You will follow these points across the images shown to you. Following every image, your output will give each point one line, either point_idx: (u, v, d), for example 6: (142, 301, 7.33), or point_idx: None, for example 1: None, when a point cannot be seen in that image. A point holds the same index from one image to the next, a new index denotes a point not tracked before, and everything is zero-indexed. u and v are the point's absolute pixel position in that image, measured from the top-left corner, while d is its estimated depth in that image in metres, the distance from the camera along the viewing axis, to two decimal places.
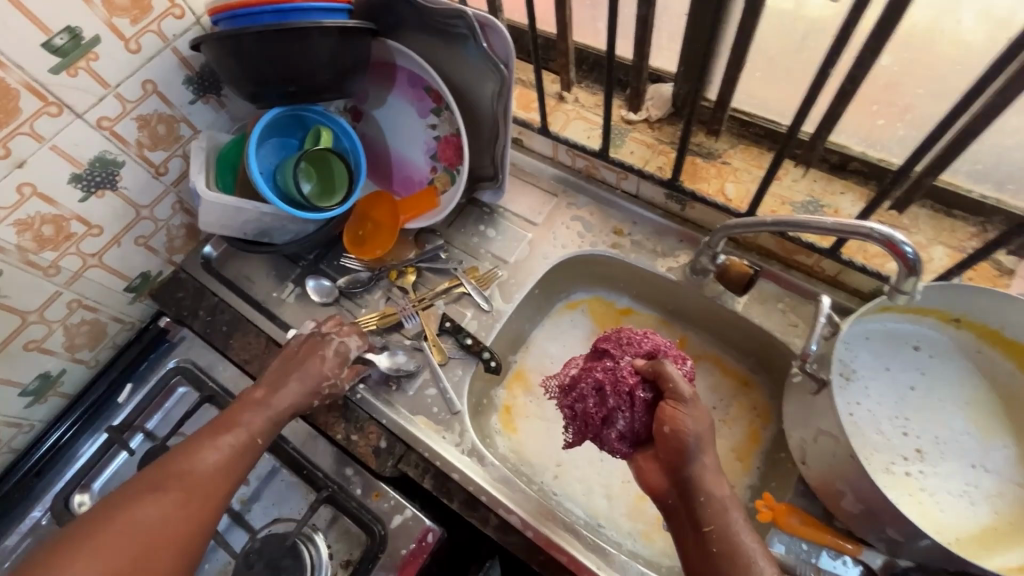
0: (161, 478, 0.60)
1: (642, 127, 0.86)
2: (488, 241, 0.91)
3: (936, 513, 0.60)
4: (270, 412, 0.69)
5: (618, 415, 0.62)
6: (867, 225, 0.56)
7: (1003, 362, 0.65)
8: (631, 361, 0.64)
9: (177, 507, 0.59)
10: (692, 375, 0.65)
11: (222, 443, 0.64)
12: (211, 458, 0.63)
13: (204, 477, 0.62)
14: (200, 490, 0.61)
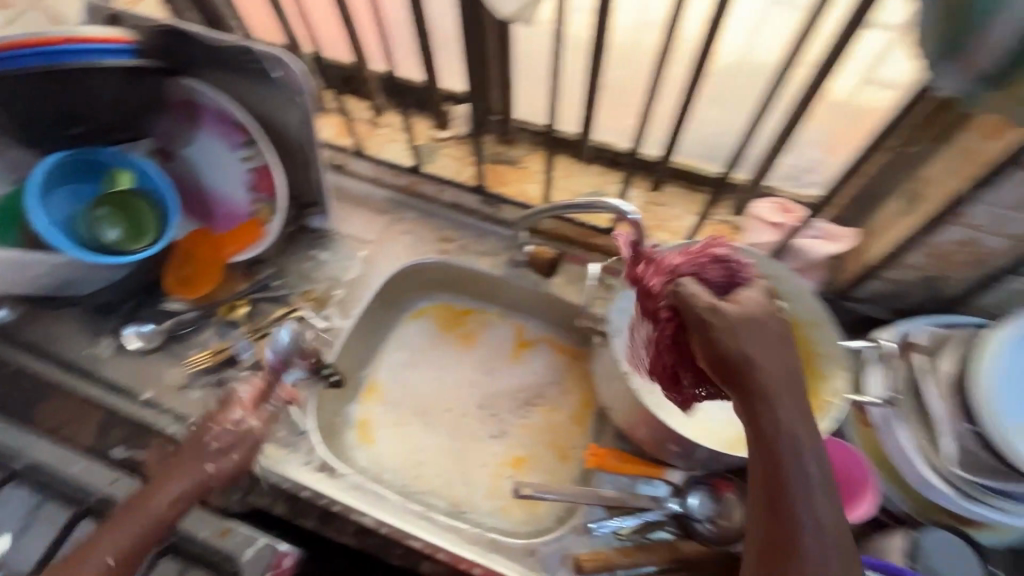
0: (111, 536, 0.65)
1: (452, 143, 0.97)
2: (322, 264, 0.93)
3: (708, 425, 0.74)
4: (208, 465, 0.72)
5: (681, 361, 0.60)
6: (606, 202, 0.70)
7: None
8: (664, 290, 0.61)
9: (127, 557, 0.65)
10: (718, 265, 0.60)
11: (170, 493, 0.69)
12: (162, 508, 0.68)
13: (154, 529, 0.67)
14: (148, 541, 0.67)
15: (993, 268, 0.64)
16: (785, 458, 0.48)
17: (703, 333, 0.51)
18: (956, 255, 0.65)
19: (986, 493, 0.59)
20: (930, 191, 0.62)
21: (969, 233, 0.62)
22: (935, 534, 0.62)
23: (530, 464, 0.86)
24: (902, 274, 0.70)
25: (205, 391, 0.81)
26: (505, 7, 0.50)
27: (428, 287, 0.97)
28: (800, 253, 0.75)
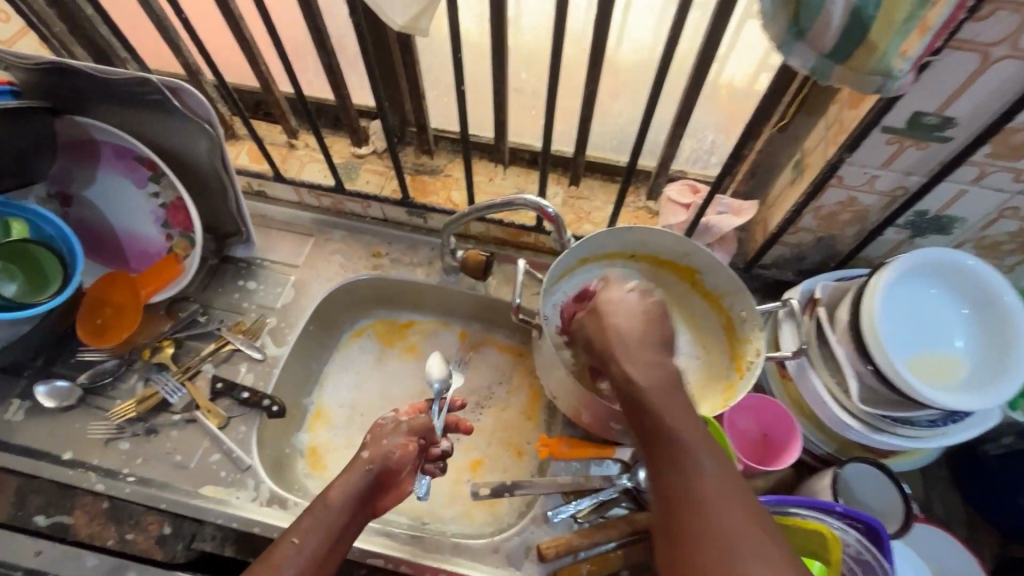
0: (301, 522, 0.57)
1: (372, 158, 0.95)
2: (251, 294, 0.90)
3: None
4: (364, 455, 0.64)
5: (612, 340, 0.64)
6: (521, 198, 0.72)
7: (670, 277, 0.84)
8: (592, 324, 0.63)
9: (327, 537, 0.57)
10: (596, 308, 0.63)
11: (347, 477, 0.61)
12: (345, 492, 0.60)
13: (348, 509, 0.60)
14: (342, 525, 0.59)
15: (873, 223, 0.71)
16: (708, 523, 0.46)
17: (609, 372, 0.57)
18: (840, 215, 0.71)
19: (888, 422, 0.64)
20: (811, 160, 0.69)
21: (850, 193, 0.68)
22: (856, 467, 0.67)
23: (487, 466, 0.86)
24: (799, 239, 0.77)
25: (134, 441, 0.77)
26: (398, 17, 0.50)
27: (365, 304, 0.96)
28: (712, 228, 0.81)
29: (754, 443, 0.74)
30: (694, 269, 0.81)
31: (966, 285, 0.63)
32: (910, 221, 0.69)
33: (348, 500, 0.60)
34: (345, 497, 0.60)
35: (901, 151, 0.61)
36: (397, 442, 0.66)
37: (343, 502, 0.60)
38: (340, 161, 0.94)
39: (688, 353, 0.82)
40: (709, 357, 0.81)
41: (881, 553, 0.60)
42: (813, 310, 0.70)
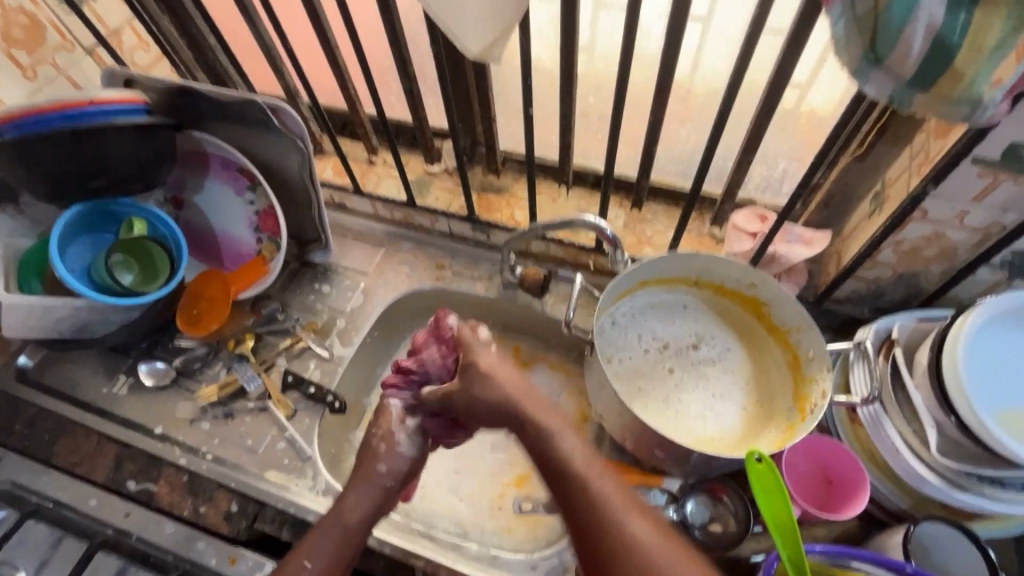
0: (312, 546, 0.62)
1: (442, 176, 1.00)
2: (324, 297, 0.97)
3: (697, 432, 0.76)
4: (379, 468, 0.70)
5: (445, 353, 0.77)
6: (581, 217, 0.72)
7: (738, 306, 0.82)
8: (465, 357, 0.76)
9: (336, 555, 0.62)
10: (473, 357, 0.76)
11: (361, 496, 0.67)
12: (360, 515, 0.66)
13: (358, 530, 0.65)
14: (350, 545, 0.64)
15: (963, 261, 0.65)
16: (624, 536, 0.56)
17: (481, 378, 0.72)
18: (925, 251, 0.67)
19: (972, 481, 0.59)
20: (891, 192, 0.65)
21: (935, 228, 0.63)
22: (931, 526, 0.61)
23: (533, 482, 0.87)
24: (877, 273, 0.72)
25: (213, 422, 0.85)
26: (473, 46, 0.53)
27: (426, 313, 1.01)
28: (779, 257, 0.78)
29: (818, 489, 0.70)
30: (761, 299, 0.79)
31: None
32: (1007, 261, 0.63)
33: (361, 512, 0.66)
34: (360, 519, 0.66)
35: (995, 185, 0.56)
36: (411, 454, 0.72)
37: (356, 522, 0.65)
38: (414, 178, 1.00)
39: (744, 390, 0.79)
40: (773, 394, 0.78)
41: None
42: (888, 351, 0.66)
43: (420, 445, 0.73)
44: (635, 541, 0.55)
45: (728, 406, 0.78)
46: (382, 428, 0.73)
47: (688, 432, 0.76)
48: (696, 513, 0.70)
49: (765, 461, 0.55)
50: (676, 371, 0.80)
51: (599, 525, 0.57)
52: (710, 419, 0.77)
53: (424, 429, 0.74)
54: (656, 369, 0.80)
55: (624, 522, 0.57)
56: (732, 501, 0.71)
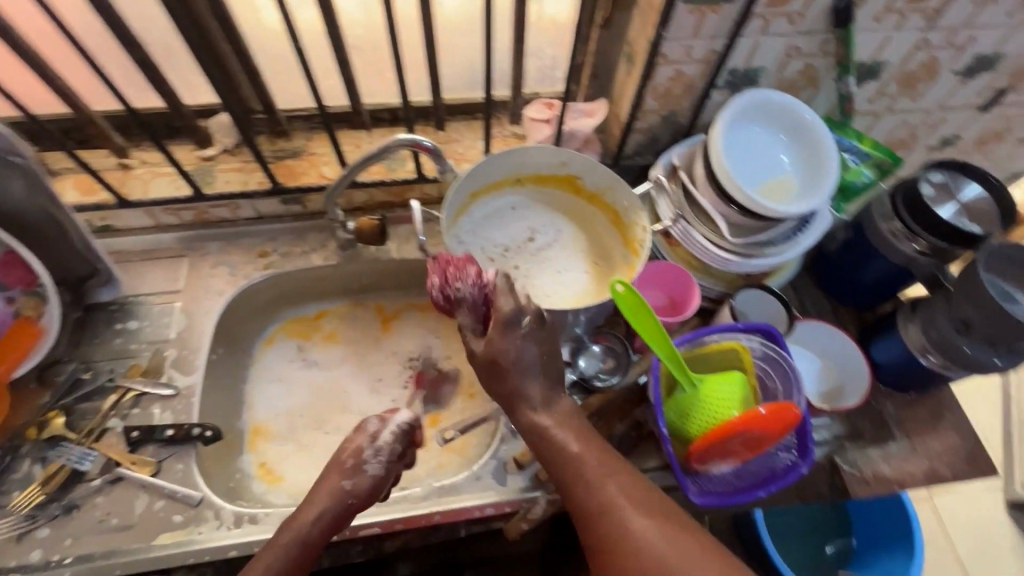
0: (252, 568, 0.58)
1: (223, 157, 0.89)
2: (136, 334, 0.82)
3: (561, 304, 0.86)
4: (344, 486, 0.63)
5: (462, 284, 0.62)
6: (394, 139, 0.73)
7: (557, 189, 0.92)
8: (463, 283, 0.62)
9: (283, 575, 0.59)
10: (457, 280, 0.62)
11: (315, 513, 0.61)
12: (314, 526, 0.61)
13: (314, 543, 0.61)
14: (301, 562, 0.60)
15: (700, 91, 0.82)
16: (627, 546, 0.53)
17: (496, 372, 0.61)
18: (675, 90, 0.81)
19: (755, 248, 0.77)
20: (637, 47, 0.77)
21: (676, 67, 0.77)
22: (749, 293, 0.81)
23: (444, 414, 0.90)
24: (649, 122, 0.86)
25: (53, 524, 0.68)
26: None
27: (266, 309, 0.93)
28: (575, 132, 0.88)
29: (665, 306, 0.84)
30: (573, 175, 0.88)
31: (777, 118, 0.76)
32: (728, 80, 0.81)
33: (319, 523, 0.61)
34: (320, 533, 0.61)
35: (704, 18, 0.70)
36: (378, 474, 0.65)
37: (312, 538, 0.60)
38: (190, 169, 0.87)
39: (585, 256, 0.90)
40: (608, 250, 0.90)
41: (780, 348, 0.71)
42: (677, 176, 0.81)
43: (387, 462, 0.65)
44: (640, 537, 0.53)
45: (578, 273, 0.89)
46: (353, 441, 0.66)
47: (555, 305, 0.85)
48: (588, 366, 0.81)
49: (627, 288, 0.64)
50: (525, 263, 0.88)
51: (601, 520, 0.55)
52: (569, 289, 0.87)
53: (393, 444, 0.66)
54: (509, 268, 0.87)
55: (621, 509, 0.55)
56: (612, 342, 0.83)
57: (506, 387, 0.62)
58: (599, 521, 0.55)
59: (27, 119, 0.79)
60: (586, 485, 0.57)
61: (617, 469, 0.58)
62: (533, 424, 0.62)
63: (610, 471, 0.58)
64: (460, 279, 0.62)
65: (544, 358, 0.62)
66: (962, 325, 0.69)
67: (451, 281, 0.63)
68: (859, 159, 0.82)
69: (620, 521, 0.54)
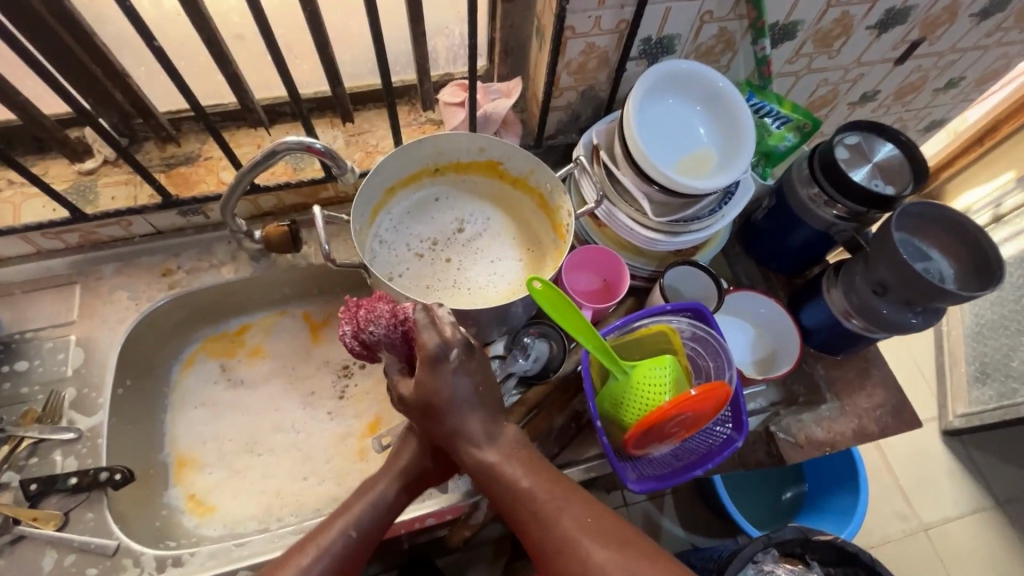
0: None
1: (106, 170, 0.81)
2: (29, 375, 0.75)
3: (497, 296, 0.81)
4: (343, 533, 0.58)
5: (376, 327, 0.61)
6: (281, 142, 0.67)
7: (482, 175, 0.87)
8: (376, 328, 0.61)
9: None
10: (373, 323, 0.61)
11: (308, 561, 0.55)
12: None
13: None
14: None
15: (615, 63, 0.78)
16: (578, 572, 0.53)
17: (429, 413, 0.61)
18: (588, 63, 0.77)
19: (681, 224, 0.75)
20: (543, 20, 0.73)
21: (586, 40, 0.73)
22: (680, 270, 0.79)
23: (385, 420, 0.87)
24: (566, 99, 0.82)
25: None
26: None
27: (180, 329, 0.86)
28: (490, 116, 0.82)
29: (597, 290, 0.82)
30: (495, 159, 0.84)
31: (690, 87, 0.73)
32: (643, 50, 0.77)
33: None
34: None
35: None
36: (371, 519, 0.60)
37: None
38: (66, 186, 0.79)
39: (518, 242, 0.86)
40: (541, 235, 0.86)
41: (710, 327, 0.71)
42: (598, 156, 0.77)
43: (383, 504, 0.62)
44: (593, 559, 0.53)
45: (512, 261, 0.84)
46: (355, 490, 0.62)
47: (490, 298, 0.81)
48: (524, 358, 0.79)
49: (543, 284, 0.61)
50: (455, 257, 0.83)
51: (553, 549, 0.55)
52: (503, 279, 0.83)
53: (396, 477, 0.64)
54: (438, 264, 0.83)
55: (582, 541, 0.54)
56: (547, 331, 0.81)
57: (445, 424, 0.61)
58: (551, 552, 0.55)
59: None
60: (544, 521, 0.56)
61: (572, 500, 0.58)
62: (477, 461, 0.61)
63: (564, 504, 0.57)
64: (373, 321, 0.60)
65: (478, 390, 0.62)
66: (880, 287, 0.70)
67: (363, 325, 0.61)
68: (780, 123, 0.81)
69: (572, 547, 0.54)
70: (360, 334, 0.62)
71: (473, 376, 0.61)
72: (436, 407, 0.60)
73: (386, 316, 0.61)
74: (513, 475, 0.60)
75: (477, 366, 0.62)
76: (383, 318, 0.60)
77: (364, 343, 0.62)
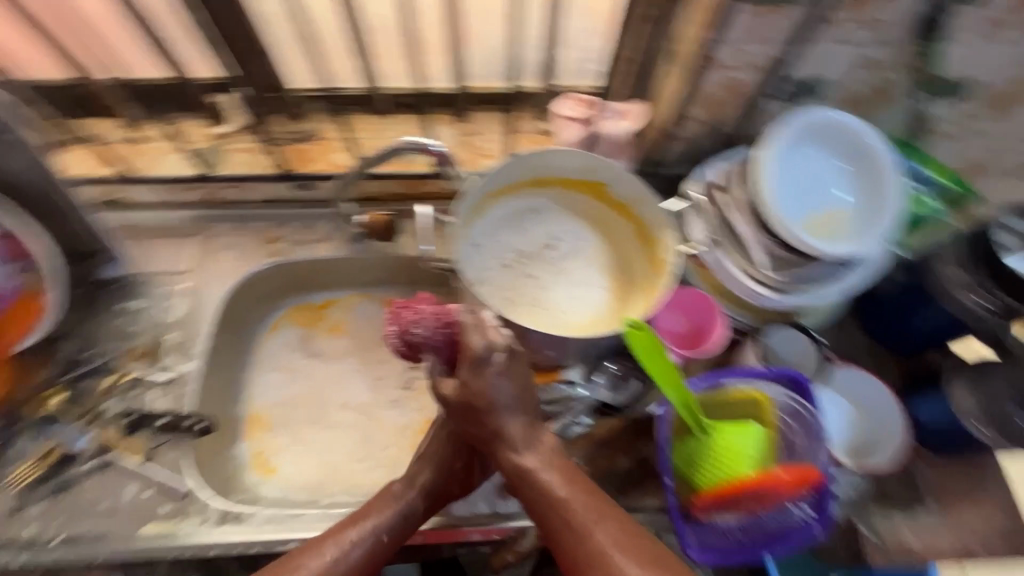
0: None
1: (236, 136, 0.87)
2: (140, 315, 0.81)
3: (576, 321, 0.78)
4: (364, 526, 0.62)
5: (420, 328, 0.62)
6: (400, 142, 0.69)
7: (582, 195, 0.85)
8: (420, 329, 0.62)
9: None
10: (418, 324, 0.62)
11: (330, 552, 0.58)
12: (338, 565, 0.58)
13: None
14: None
15: (750, 99, 0.73)
16: None
17: (471, 413, 0.61)
18: (722, 96, 0.74)
19: (795, 284, 0.71)
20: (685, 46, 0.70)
21: (726, 74, 0.69)
22: (780, 331, 0.74)
23: None
24: (690, 129, 0.79)
25: (48, 501, 0.69)
26: None
27: (272, 295, 0.90)
28: (607, 136, 0.80)
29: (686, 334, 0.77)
30: (600, 180, 0.81)
31: (832, 140, 0.70)
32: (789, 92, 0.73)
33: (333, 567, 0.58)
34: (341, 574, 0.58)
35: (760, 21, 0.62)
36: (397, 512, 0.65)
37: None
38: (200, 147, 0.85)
39: (606, 269, 0.83)
40: (631, 267, 0.82)
41: (806, 400, 0.66)
42: (715, 197, 0.74)
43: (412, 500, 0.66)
44: None
45: (598, 288, 0.81)
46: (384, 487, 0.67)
47: (570, 321, 0.77)
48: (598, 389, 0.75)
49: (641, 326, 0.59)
50: (539, 273, 0.81)
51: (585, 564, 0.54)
52: (585, 305, 0.79)
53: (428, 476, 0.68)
54: (522, 276, 0.80)
55: (614, 558, 0.53)
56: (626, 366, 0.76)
57: (487, 424, 0.61)
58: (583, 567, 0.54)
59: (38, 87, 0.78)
60: (576, 533, 0.55)
61: (605, 515, 0.56)
62: (517, 466, 0.61)
63: (597, 519, 0.56)
64: (418, 321, 0.62)
65: (520, 394, 0.61)
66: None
67: (408, 327, 0.63)
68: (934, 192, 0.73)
69: (604, 563, 0.53)
70: (407, 336, 0.63)
71: (516, 379, 0.60)
72: (480, 405, 0.59)
73: (431, 318, 0.62)
74: (549, 483, 0.59)
75: (520, 369, 0.61)
76: (426, 320, 0.62)
77: (409, 344, 0.63)
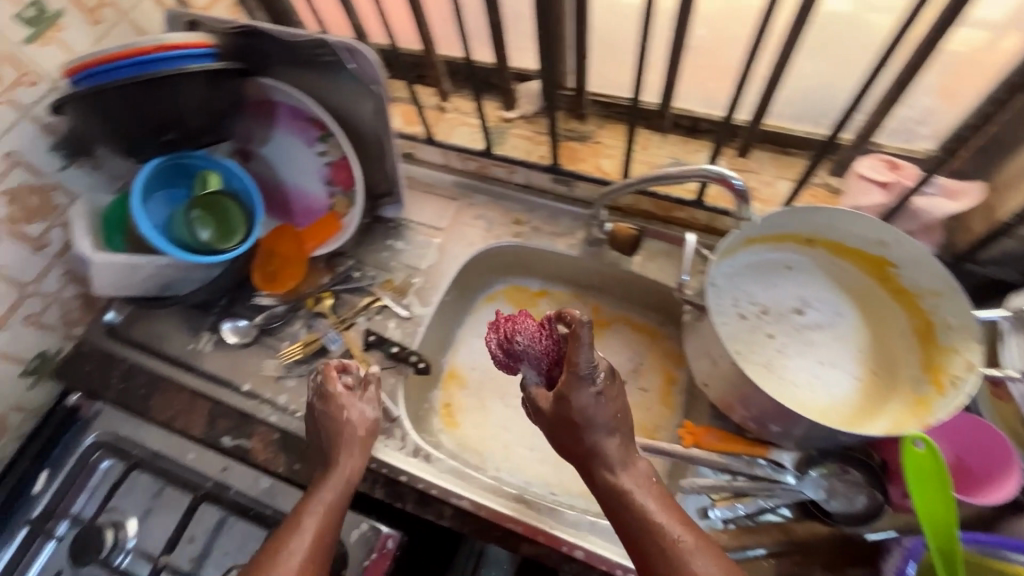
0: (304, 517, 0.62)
1: (520, 122, 0.96)
2: (399, 254, 0.94)
3: (814, 404, 0.69)
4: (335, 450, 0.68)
5: (522, 342, 0.57)
6: (701, 168, 0.68)
7: (854, 267, 0.75)
8: (523, 340, 0.57)
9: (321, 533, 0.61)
10: (519, 335, 0.57)
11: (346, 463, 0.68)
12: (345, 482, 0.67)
13: (337, 504, 0.65)
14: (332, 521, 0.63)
15: None
16: None
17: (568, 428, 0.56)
18: None
19: None
20: None
21: None
22: None
23: None
24: None
25: (299, 379, 0.84)
26: None
27: (499, 270, 0.98)
28: (921, 213, 0.71)
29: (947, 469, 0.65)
30: (889, 259, 0.71)
31: None
32: None
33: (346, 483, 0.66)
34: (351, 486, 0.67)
35: None
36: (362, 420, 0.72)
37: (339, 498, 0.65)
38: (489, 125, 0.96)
39: (861, 357, 0.72)
40: (893, 365, 0.72)
41: None
42: None
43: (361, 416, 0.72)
44: None
45: (847, 375, 0.71)
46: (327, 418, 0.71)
47: (808, 401, 0.69)
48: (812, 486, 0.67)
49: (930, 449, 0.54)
50: (781, 338, 0.73)
51: None
52: (828, 389, 0.70)
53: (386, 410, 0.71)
54: (761, 334, 0.73)
55: None
56: (857, 476, 0.66)
57: (584, 437, 0.56)
58: None
59: (390, 49, 0.96)
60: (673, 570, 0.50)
61: (707, 552, 0.51)
62: (613, 486, 0.56)
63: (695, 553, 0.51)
64: (518, 331, 0.57)
65: (617, 416, 0.56)
66: None
67: (508, 339, 0.57)
68: None
69: None
70: (511, 347, 0.58)
71: (617, 402, 0.56)
72: (580, 426, 0.55)
73: (541, 328, 0.57)
74: (650, 512, 0.53)
75: (620, 392, 0.56)
76: (528, 333, 0.57)
77: (509, 354, 0.58)
